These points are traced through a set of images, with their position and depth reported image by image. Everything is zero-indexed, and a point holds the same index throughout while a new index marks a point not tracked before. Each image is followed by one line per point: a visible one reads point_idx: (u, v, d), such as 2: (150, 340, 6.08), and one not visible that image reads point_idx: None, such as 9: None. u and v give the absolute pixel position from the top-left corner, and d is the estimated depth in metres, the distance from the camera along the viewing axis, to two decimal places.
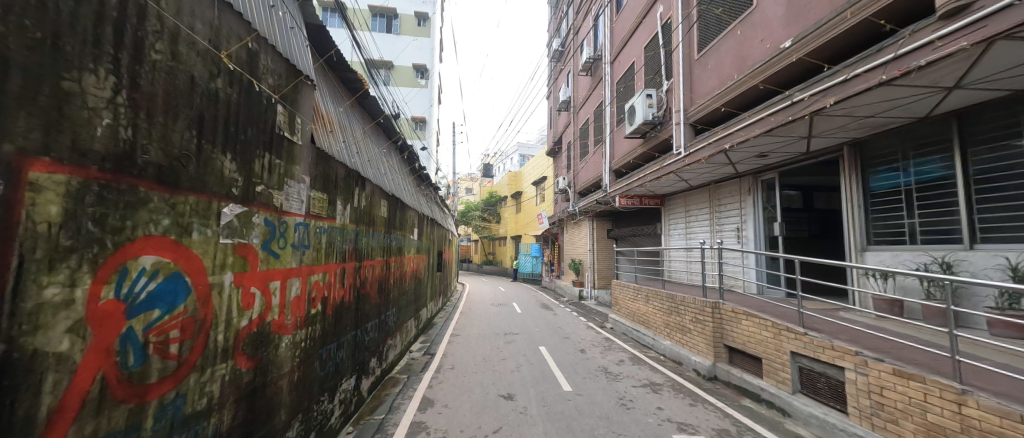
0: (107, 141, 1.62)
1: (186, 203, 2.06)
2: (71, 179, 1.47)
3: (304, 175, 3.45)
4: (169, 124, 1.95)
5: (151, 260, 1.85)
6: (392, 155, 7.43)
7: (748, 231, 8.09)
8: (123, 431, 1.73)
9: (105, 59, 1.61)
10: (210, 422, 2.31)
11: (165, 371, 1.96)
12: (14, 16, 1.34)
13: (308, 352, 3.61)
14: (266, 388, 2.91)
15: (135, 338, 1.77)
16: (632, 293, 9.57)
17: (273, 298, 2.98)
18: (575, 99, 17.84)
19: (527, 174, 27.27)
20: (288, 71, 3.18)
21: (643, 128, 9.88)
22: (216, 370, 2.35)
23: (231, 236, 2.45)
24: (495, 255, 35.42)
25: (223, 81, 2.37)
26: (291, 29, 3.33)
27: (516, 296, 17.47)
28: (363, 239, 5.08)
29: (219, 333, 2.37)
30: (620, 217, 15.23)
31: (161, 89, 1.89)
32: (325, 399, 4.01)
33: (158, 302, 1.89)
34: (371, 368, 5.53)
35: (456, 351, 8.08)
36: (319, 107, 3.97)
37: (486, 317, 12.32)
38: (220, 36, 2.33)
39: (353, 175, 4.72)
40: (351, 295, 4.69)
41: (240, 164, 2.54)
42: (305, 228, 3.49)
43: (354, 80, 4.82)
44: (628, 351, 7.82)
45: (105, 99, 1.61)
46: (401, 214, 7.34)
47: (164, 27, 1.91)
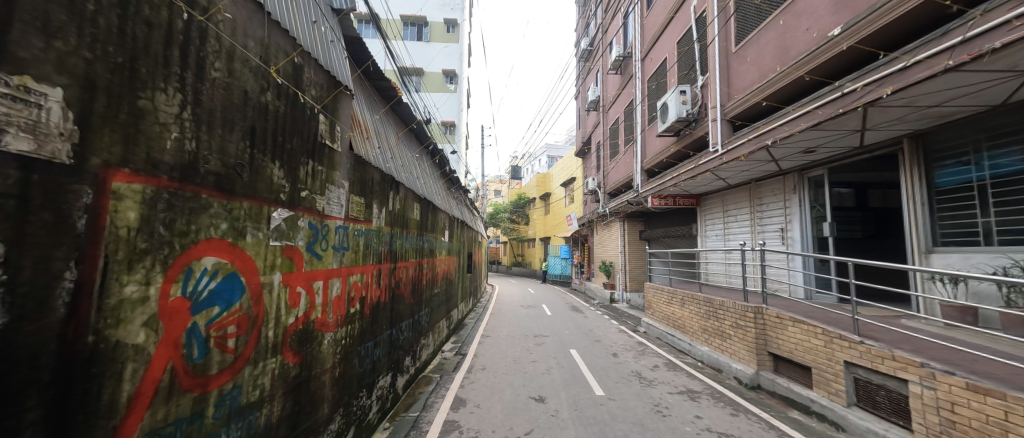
0: (175, 153, 1.77)
1: (241, 208, 2.23)
2: (145, 187, 1.62)
3: (344, 181, 3.62)
4: (226, 136, 2.11)
5: (212, 260, 2.01)
6: (423, 159, 7.63)
7: (793, 232, 7.62)
8: (189, 418, 1.90)
9: (173, 79, 1.77)
10: (262, 413, 2.47)
11: (224, 364, 2.13)
12: (101, 43, 1.48)
13: (348, 349, 3.78)
14: (311, 383, 3.07)
15: (198, 332, 1.93)
16: (666, 296, 9.27)
17: (316, 298, 3.15)
18: (604, 99, 17.54)
19: (556, 175, 27.12)
20: (329, 82, 3.37)
21: (677, 126, 9.57)
22: (267, 364, 2.51)
23: (279, 238, 2.61)
24: (523, 257, 35.46)
25: (272, 94, 2.54)
26: (331, 43, 3.51)
27: (545, 298, 17.40)
28: (397, 241, 5.26)
29: (270, 329, 2.54)
30: (653, 218, 14.81)
31: (218, 104, 2.05)
32: (363, 394, 4.18)
33: (217, 300, 2.05)
34: (405, 366, 5.70)
35: (487, 352, 8.15)
36: (357, 115, 4.16)
37: (516, 318, 12.34)
38: (269, 53, 2.51)
39: (388, 179, 4.90)
40: (387, 296, 4.85)
41: (287, 171, 2.71)
42: (345, 231, 3.66)
43: (389, 88, 5.01)
44: (663, 357, 7.58)
45: (173, 115, 1.77)
46: (432, 216, 7.52)
47: (221, 47, 2.07)
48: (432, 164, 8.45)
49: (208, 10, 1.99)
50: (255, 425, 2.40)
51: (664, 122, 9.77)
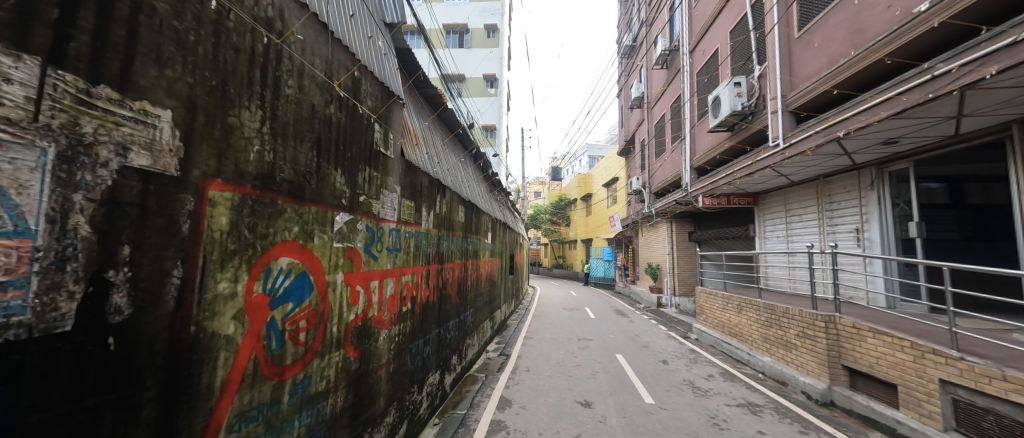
0: (256, 164, 1.97)
1: (310, 212, 2.43)
2: (233, 195, 1.81)
3: (396, 186, 3.80)
4: (297, 147, 2.30)
5: (286, 261, 2.21)
6: (467, 164, 7.81)
7: (871, 233, 6.84)
8: (269, 403, 2.09)
9: (255, 97, 1.97)
10: (328, 402, 2.65)
11: (297, 355, 2.32)
12: (199, 68, 1.64)
13: (401, 346, 3.96)
14: (369, 376, 3.26)
15: (276, 326, 2.12)
16: (721, 301, 8.72)
17: (373, 296, 3.33)
18: (649, 95, 16.90)
19: (598, 176, 26.53)
20: (383, 93, 3.56)
21: (731, 120, 8.98)
22: (332, 357, 2.70)
23: (341, 240, 2.80)
24: (564, 258, 35.04)
25: (335, 107, 2.74)
26: (385, 56, 3.72)
27: (588, 301, 17.07)
28: (444, 243, 5.43)
29: (334, 325, 2.73)
30: (704, 219, 14.00)
31: (290, 117, 2.25)
32: (415, 390, 4.36)
33: (291, 297, 2.24)
34: (452, 365, 5.85)
35: (530, 354, 8.14)
36: (408, 123, 4.36)
37: (558, 321, 12.23)
38: (333, 68, 2.70)
39: (436, 183, 5.08)
40: (435, 296, 5.02)
41: (347, 178, 2.91)
42: (397, 233, 3.85)
43: (436, 96, 5.20)
44: (718, 366, 7.13)
45: (255, 130, 1.96)
46: (476, 218, 7.67)
47: (293, 66, 2.27)
48: (475, 167, 8.63)
49: (282, 34, 2.19)
50: (322, 413, 2.58)
51: (716, 117, 9.22)
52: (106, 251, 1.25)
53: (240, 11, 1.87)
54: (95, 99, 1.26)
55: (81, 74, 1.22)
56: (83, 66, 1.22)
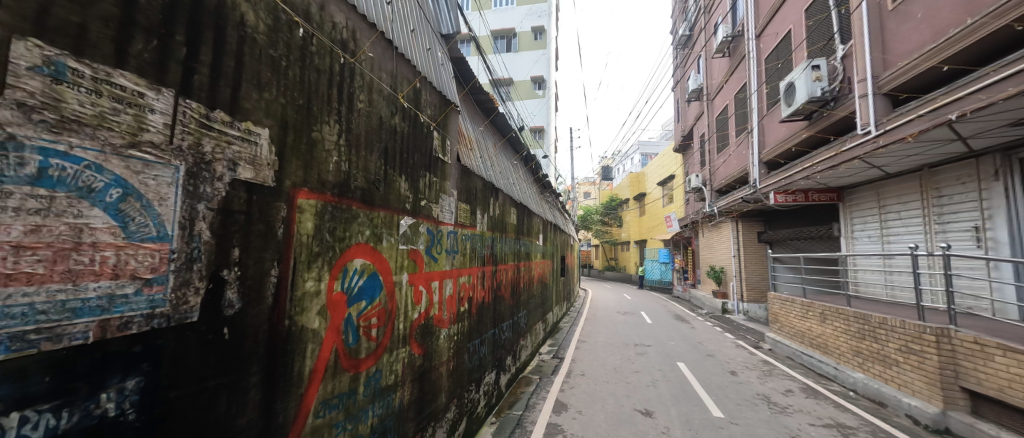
0: (335, 173, 2.15)
1: (379, 216, 2.61)
2: (317, 202, 2.00)
3: (453, 189, 3.95)
4: (367, 156, 2.48)
5: (360, 262, 2.39)
6: (519, 167, 7.88)
7: (997, 231, 5.77)
8: (347, 392, 2.27)
9: (334, 113, 2.16)
10: (396, 395, 2.81)
11: (370, 349, 2.50)
12: (289, 89, 1.83)
13: (459, 345, 4.09)
14: (431, 373, 3.41)
15: (352, 322, 2.30)
16: (799, 309, 7.88)
17: (434, 296, 3.48)
18: (709, 87, 15.82)
19: (652, 174, 25.36)
20: (441, 101, 3.72)
21: (808, 108, 8.10)
22: (399, 352, 2.87)
23: (406, 243, 2.97)
24: (616, 260, 33.88)
25: (400, 118, 2.92)
26: (442, 66, 3.88)
27: (644, 305, 16.37)
28: (498, 244, 5.53)
29: (401, 322, 2.90)
30: (776, 218, 12.75)
31: (362, 129, 2.44)
32: (473, 388, 4.47)
33: (364, 295, 2.42)
34: (507, 365, 5.93)
35: (585, 358, 7.98)
36: (463, 129, 4.52)
37: (612, 325, 11.86)
38: (397, 81, 2.88)
39: (489, 186, 5.20)
40: (490, 297, 5.12)
41: (411, 184, 3.08)
42: (455, 236, 3.99)
43: (488, 102, 5.33)
44: (798, 380, 6.43)
45: (334, 142, 2.15)
46: (528, 220, 7.72)
47: (364, 81, 2.46)
48: (526, 170, 8.70)
49: (354, 53, 2.37)
50: (391, 405, 2.75)
51: (789, 106, 8.39)
52: (222, 254, 1.43)
53: (320, 36, 2.05)
54: (213, 122, 1.41)
55: (202, 102, 1.37)
56: (203, 94, 1.37)
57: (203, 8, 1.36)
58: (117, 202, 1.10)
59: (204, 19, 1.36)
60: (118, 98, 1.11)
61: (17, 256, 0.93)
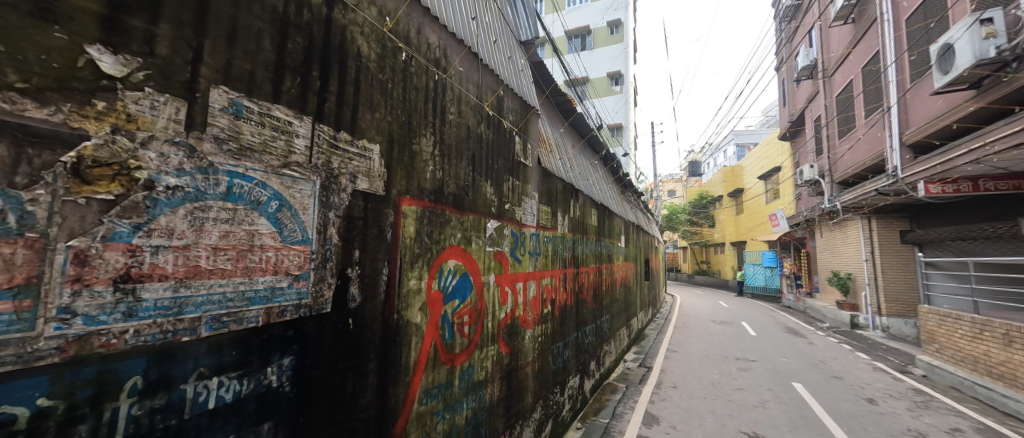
0: (431, 181, 2.34)
1: (469, 220, 2.77)
2: (417, 208, 2.20)
3: (534, 192, 4.00)
4: (458, 164, 2.65)
5: (453, 262, 2.56)
6: (598, 166, 7.67)
7: None
8: (445, 383, 2.44)
9: (430, 126, 2.35)
10: (487, 389, 2.94)
11: (463, 345, 2.65)
12: (394, 108, 2.04)
13: (543, 347, 4.11)
14: (518, 372, 3.49)
15: (447, 319, 2.48)
16: (966, 327, 6.26)
17: (519, 297, 3.56)
18: (825, 61, 13.50)
19: (751, 167, 22.53)
20: (522, 106, 3.81)
21: (976, 74, 6.39)
22: (488, 349, 2.99)
23: (492, 244, 3.10)
24: (708, 264, 30.75)
25: (485, 125, 3.07)
26: (522, 72, 3.96)
27: (744, 314, 14.58)
28: (579, 246, 5.45)
29: (489, 321, 3.02)
30: (927, 213, 10.30)
31: (453, 139, 2.62)
32: (558, 391, 4.46)
33: (457, 294, 2.58)
34: (591, 370, 5.78)
35: (676, 370, 7.39)
36: (543, 132, 4.56)
37: (707, 335, 10.79)
38: (482, 91, 3.03)
39: (569, 187, 5.15)
40: (572, 299, 5.07)
41: (496, 188, 3.21)
42: (537, 238, 4.05)
43: (567, 103, 5.29)
44: (970, 418, 5.08)
45: (430, 152, 2.34)
46: (609, 221, 7.47)
47: (454, 95, 2.64)
48: (606, 170, 8.41)
49: (446, 69, 2.56)
50: (483, 400, 2.88)
51: (946, 73, 6.78)
52: (346, 255, 1.66)
53: (418, 56, 2.26)
54: (339, 142, 1.65)
55: (331, 125, 1.61)
56: (332, 119, 1.61)
57: (330, 46, 1.60)
58: (276, 212, 1.33)
59: (331, 55, 1.61)
60: (275, 127, 1.35)
61: (214, 256, 1.14)
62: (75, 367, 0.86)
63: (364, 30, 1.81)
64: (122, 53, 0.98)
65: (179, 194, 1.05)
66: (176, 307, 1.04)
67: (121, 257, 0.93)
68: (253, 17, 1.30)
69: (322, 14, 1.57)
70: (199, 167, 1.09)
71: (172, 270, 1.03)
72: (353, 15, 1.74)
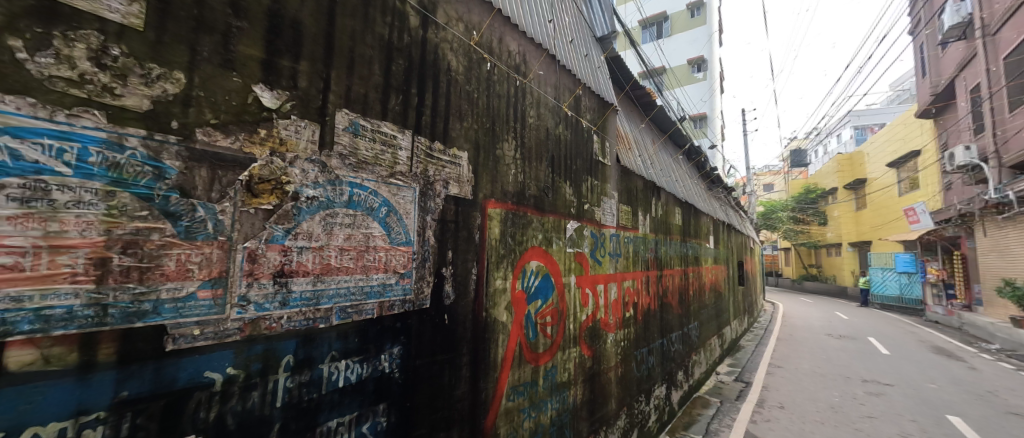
0: (513, 183, 2.41)
1: (549, 221, 2.79)
2: (502, 211, 2.28)
3: (614, 191, 3.87)
4: (538, 166, 2.69)
5: (536, 263, 2.60)
6: (682, 162, 7.12)
7: None
8: (530, 382, 2.49)
9: (512, 131, 2.42)
10: (570, 391, 2.91)
11: (547, 345, 2.68)
12: (479, 116, 2.14)
13: (626, 352, 3.94)
14: (601, 376, 3.40)
15: (531, 318, 2.53)
16: None
17: (600, 299, 3.47)
18: (986, 15, 10.72)
19: (877, 153, 18.85)
20: (599, 105, 3.72)
21: None
22: (571, 351, 2.96)
23: (573, 246, 3.07)
24: (818, 268, 26.48)
25: (563, 126, 3.06)
26: (600, 69, 3.86)
27: (871, 328, 12.24)
28: (662, 248, 5.12)
29: (571, 323, 3.00)
30: None
31: (533, 142, 2.66)
32: (643, 400, 4.24)
33: (539, 295, 2.62)
34: (679, 381, 5.39)
35: (782, 388, 6.50)
36: (622, 130, 4.38)
37: (820, 350, 9.29)
38: (560, 92, 3.03)
39: (650, 185, 4.87)
40: (656, 304, 4.78)
41: (575, 189, 3.17)
42: (618, 239, 3.90)
43: (647, 97, 5.00)
44: None
45: (512, 156, 2.41)
46: (695, 221, 6.88)
47: (533, 98, 2.69)
48: (691, 165, 7.77)
49: (526, 74, 2.62)
50: (567, 401, 2.87)
51: None
52: (441, 255, 1.79)
53: (500, 64, 2.35)
54: (434, 152, 1.79)
55: (427, 137, 1.75)
56: (427, 131, 1.76)
57: (425, 64, 1.76)
58: (385, 217, 1.50)
59: (426, 73, 1.76)
60: (384, 141, 1.52)
61: (341, 255, 1.33)
62: (250, 344, 1.07)
63: (453, 46, 1.94)
64: (276, 89, 1.19)
65: (315, 202, 1.25)
66: (315, 299, 1.24)
67: (278, 256, 1.14)
68: (366, 46, 1.48)
69: (419, 36, 1.73)
70: (328, 180, 1.29)
71: (312, 267, 1.23)
72: (444, 33, 1.88)
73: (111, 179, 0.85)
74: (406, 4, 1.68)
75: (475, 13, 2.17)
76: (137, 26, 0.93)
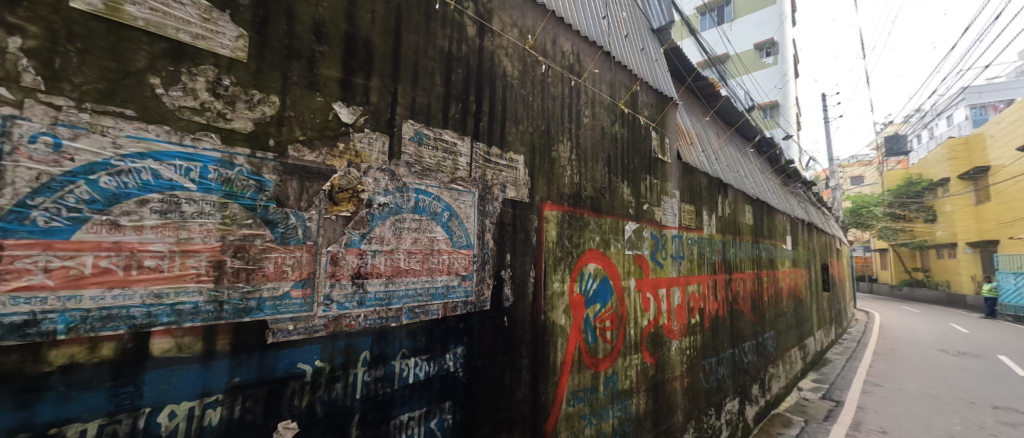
0: (569, 185, 2.39)
1: (607, 222, 2.71)
2: (558, 213, 2.26)
3: (675, 190, 3.65)
4: (594, 166, 2.63)
5: (594, 266, 2.54)
6: (752, 156, 6.53)
7: None
8: (591, 387, 2.43)
9: (567, 132, 2.39)
10: (632, 400, 2.79)
11: (606, 350, 2.59)
12: (534, 120, 2.15)
13: (693, 361, 3.69)
14: (666, 386, 3.21)
15: (590, 323, 2.47)
16: None
17: (662, 304, 3.29)
18: None
19: (1004, 136, 15.75)
20: (658, 99, 3.54)
21: None
22: (632, 358, 2.84)
23: (632, 248, 2.95)
24: (926, 273, 22.67)
25: (619, 125, 2.96)
26: (657, 63, 3.68)
27: (1003, 344, 10.18)
28: (731, 249, 4.73)
29: (632, 328, 2.88)
30: None
31: (589, 141, 2.61)
32: (712, 414, 3.93)
33: (598, 298, 2.55)
34: (754, 395, 4.92)
35: (882, 410, 5.65)
36: (683, 124, 4.12)
37: (932, 368, 7.94)
38: (615, 90, 2.94)
39: (716, 182, 4.52)
40: (725, 310, 4.42)
41: (633, 189, 3.05)
42: (680, 240, 3.68)
43: (710, 88, 4.67)
44: None
45: (567, 157, 2.39)
46: (769, 219, 6.26)
47: (588, 98, 2.63)
48: (763, 159, 7.09)
49: (580, 74, 2.58)
50: (629, 410, 2.76)
51: None
52: (500, 258, 1.82)
53: (554, 65, 2.34)
54: (492, 157, 1.83)
55: (485, 142, 1.79)
56: (485, 137, 1.80)
57: (482, 71, 1.81)
58: (448, 221, 1.56)
59: (483, 80, 1.81)
60: (445, 149, 1.59)
61: (409, 258, 1.41)
62: (333, 339, 1.17)
63: (508, 52, 1.98)
64: (352, 105, 1.29)
65: (386, 209, 1.33)
66: (387, 299, 1.32)
67: (355, 259, 1.24)
68: (428, 59, 1.56)
69: (476, 45, 1.79)
70: (397, 187, 1.38)
71: (384, 269, 1.32)
72: (499, 40, 1.92)
73: (225, 192, 0.98)
74: (464, 15, 1.74)
75: (529, 16, 2.18)
76: (243, 58, 1.06)
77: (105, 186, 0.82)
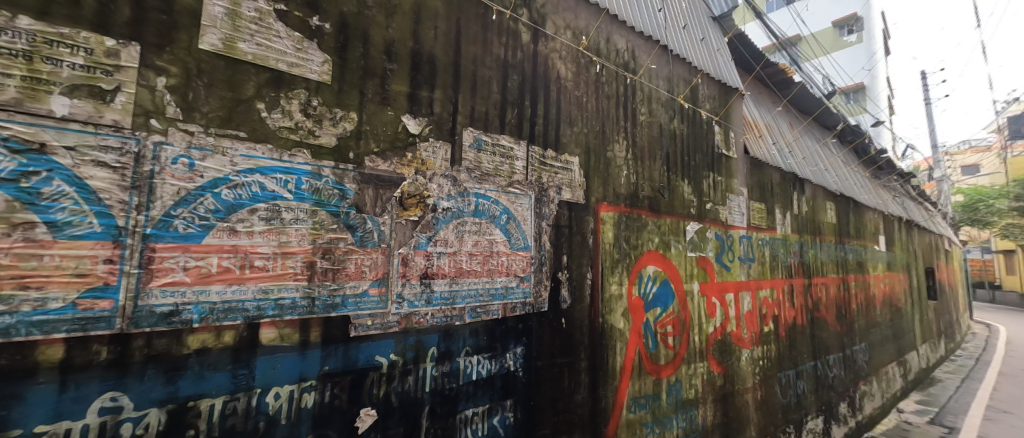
0: (626, 185, 2.32)
1: (666, 223, 2.60)
2: (614, 214, 2.21)
3: (742, 187, 3.39)
4: (652, 165, 2.54)
5: (653, 268, 2.44)
6: (834, 147, 5.85)
7: None
8: (653, 395, 2.33)
9: (622, 131, 2.34)
10: (698, 411, 2.64)
11: (669, 357, 2.48)
12: (589, 121, 2.13)
13: (767, 373, 3.38)
14: (736, 398, 2.98)
15: (651, 327, 2.38)
16: None
17: (730, 310, 3.07)
18: None
19: None
20: (721, 91, 3.31)
21: None
22: (697, 367, 2.68)
23: (694, 249, 2.80)
24: None
25: (678, 120, 2.82)
26: (719, 52, 3.45)
27: None
28: (811, 251, 4.27)
29: (696, 335, 2.72)
30: None
31: (646, 139, 2.52)
32: (791, 432, 3.57)
33: (659, 302, 2.45)
34: (842, 414, 4.38)
35: None
36: (750, 116, 3.81)
37: None
38: (674, 84, 2.81)
39: (790, 178, 4.12)
40: (805, 318, 4.00)
41: (694, 187, 2.89)
42: (749, 241, 3.41)
43: (782, 75, 4.27)
44: None
45: (623, 157, 2.33)
46: (856, 217, 5.56)
47: (644, 95, 2.55)
48: (848, 149, 6.31)
49: (635, 70, 2.50)
50: (695, 421, 2.60)
51: None
52: (557, 259, 1.83)
53: (609, 64, 2.30)
54: (547, 159, 1.84)
55: (540, 145, 1.81)
56: (540, 140, 1.82)
57: (537, 76, 1.84)
58: (506, 224, 1.60)
59: (537, 84, 1.84)
60: (502, 153, 1.63)
61: (470, 260, 1.47)
62: (405, 335, 1.26)
63: (561, 55, 1.98)
64: (419, 117, 1.38)
65: (449, 213, 1.41)
66: (451, 298, 1.39)
67: (423, 260, 1.32)
68: (485, 68, 1.62)
69: (530, 51, 1.82)
70: (458, 192, 1.45)
71: (448, 269, 1.39)
72: (552, 43, 1.94)
73: (315, 200, 1.11)
74: (518, 22, 1.79)
75: (581, 17, 2.17)
76: (327, 80, 1.19)
77: (225, 197, 0.96)
